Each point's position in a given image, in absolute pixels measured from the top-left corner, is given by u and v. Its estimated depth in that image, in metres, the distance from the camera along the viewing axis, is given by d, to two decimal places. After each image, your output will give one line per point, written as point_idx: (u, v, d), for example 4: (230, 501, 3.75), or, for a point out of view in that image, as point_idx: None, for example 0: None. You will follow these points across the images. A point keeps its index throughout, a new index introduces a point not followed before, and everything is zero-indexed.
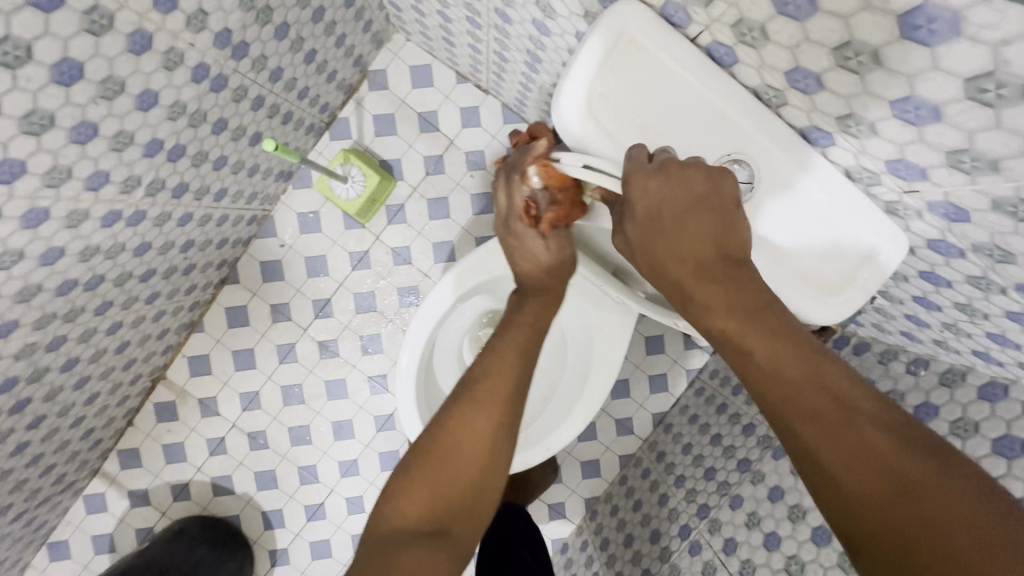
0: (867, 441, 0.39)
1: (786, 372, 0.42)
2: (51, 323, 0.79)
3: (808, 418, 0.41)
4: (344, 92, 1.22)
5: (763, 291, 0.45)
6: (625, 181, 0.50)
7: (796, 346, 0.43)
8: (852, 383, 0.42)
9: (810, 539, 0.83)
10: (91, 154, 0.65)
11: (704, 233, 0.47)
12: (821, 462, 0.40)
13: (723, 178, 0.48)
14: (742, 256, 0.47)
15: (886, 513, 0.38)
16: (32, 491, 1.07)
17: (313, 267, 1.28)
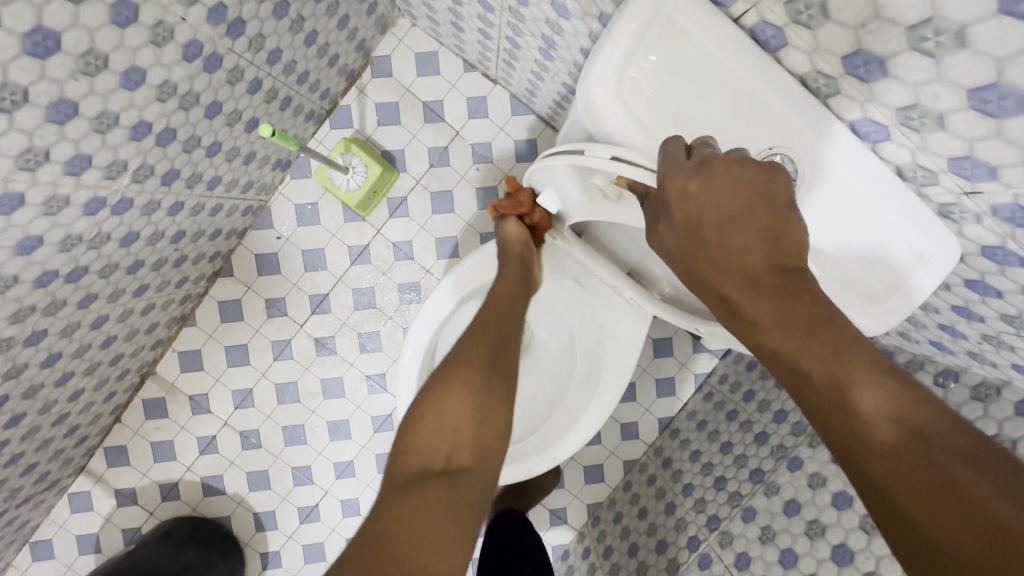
0: (935, 460, 0.34)
1: (848, 395, 0.38)
2: (30, 316, 0.74)
3: (873, 447, 0.36)
4: (346, 78, 1.16)
5: (822, 305, 0.41)
6: (661, 183, 0.46)
7: (862, 366, 0.38)
8: (932, 412, 0.36)
9: (830, 558, 0.79)
10: (71, 135, 0.60)
11: (754, 243, 0.43)
12: (891, 499, 0.34)
13: (774, 175, 0.42)
14: (796, 266, 0.43)
15: (977, 562, 0.31)
16: (12, 491, 1.02)
17: (310, 261, 1.22)
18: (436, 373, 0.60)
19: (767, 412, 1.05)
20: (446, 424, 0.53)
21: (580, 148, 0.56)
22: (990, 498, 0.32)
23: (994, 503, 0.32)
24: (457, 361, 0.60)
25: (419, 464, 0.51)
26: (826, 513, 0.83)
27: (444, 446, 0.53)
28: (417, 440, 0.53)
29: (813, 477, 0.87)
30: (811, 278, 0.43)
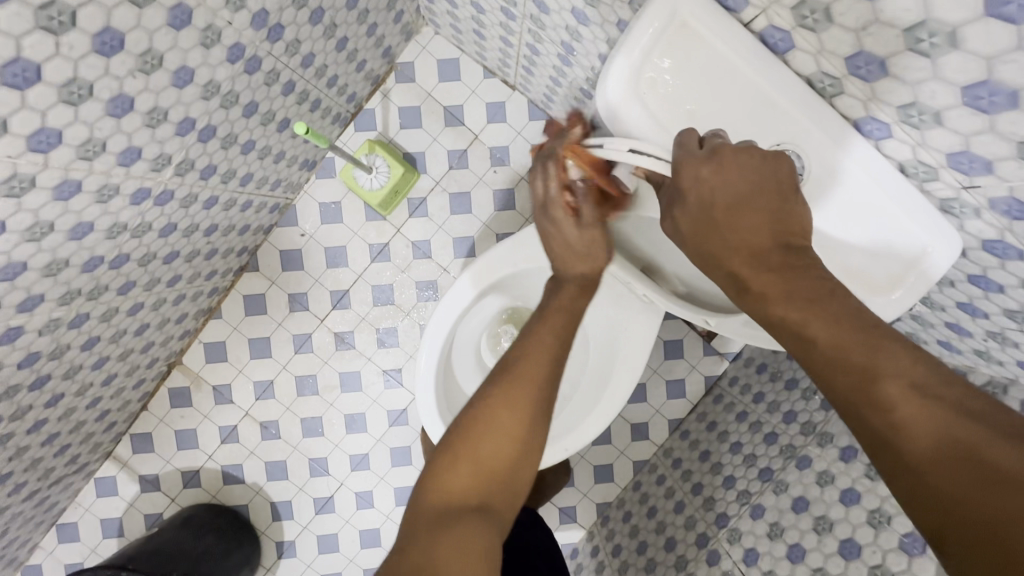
0: (939, 417, 0.38)
1: (854, 361, 0.41)
2: (75, 300, 0.79)
3: (880, 408, 0.39)
4: (371, 83, 1.21)
5: (826, 278, 0.44)
6: (676, 169, 0.49)
7: (864, 333, 0.41)
8: (929, 369, 0.40)
9: (837, 552, 0.80)
10: (125, 129, 0.65)
11: (763, 223, 0.46)
12: (896, 452, 0.39)
13: (778, 164, 0.46)
14: (802, 244, 0.46)
15: (976, 502, 0.35)
16: (46, 470, 1.06)
17: (332, 258, 1.27)
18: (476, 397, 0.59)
19: (777, 413, 1.06)
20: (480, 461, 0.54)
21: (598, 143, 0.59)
22: (985, 449, 0.36)
23: (990, 450, 0.36)
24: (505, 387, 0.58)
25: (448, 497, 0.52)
26: (834, 509, 0.84)
27: (472, 486, 0.53)
28: (452, 470, 0.54)
29: (821, 475, 0.89)
30: (814, 257, 0.46)
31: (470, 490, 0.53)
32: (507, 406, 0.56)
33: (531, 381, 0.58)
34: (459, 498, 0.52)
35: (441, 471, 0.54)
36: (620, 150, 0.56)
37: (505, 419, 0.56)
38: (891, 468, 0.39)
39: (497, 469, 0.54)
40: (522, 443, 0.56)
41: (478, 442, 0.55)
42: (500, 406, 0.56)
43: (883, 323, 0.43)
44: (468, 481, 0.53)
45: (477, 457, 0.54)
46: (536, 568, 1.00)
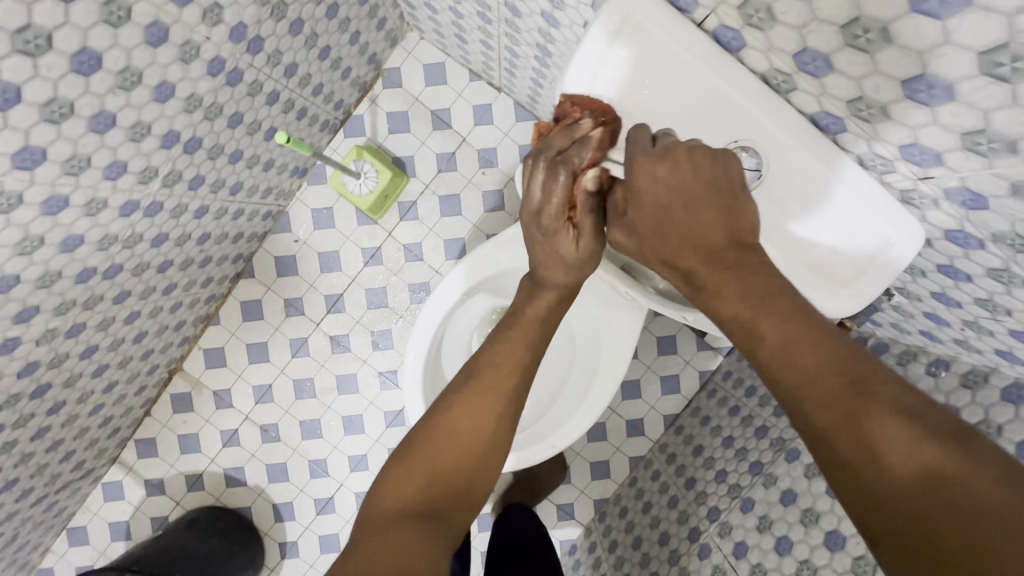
0: (873, 413, 0.39)
1: (800, 358, 0.42)
2: (71, 310, 0.82)
3: (823, 405, 0.40)
4: (358, 90, 1.23)
5: (776, 276, 0.45)
6: (632, 167, 0.48)
7: (811, 332, 0.42)
8: (869, 366, 0.41)
9: (823, 544, 0.80)
10: (109, 144, 0.67)
11: (717, 220, 0.46)
12: (836, 449, 0.40)
13: (728, 163, 0.46)
14: (753, 243, 0.46)
15: (910, 500, 0.36)
16: (52, 476, 1.09)
17: (326, 263, 1.29)
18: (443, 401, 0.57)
19: (768, 406, 1.07)
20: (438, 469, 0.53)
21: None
22: (913, 447, 0.37)
23: (923, 450, 0.37)
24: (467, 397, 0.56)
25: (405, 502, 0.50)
26: (820, 501, 0.84)
27: (429, 494, 0.51)
28: (407, 473, 0.52)
29: (809, 467, 0.89)
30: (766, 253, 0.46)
31: (422, 495, 0.51)
32: (469, 420, 0.55)
33: (497, 394, 0.57)
34: (416, 504, 0.50)
35: (393, 477, 0.52)
36: None
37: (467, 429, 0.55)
38: (831, 465, 0.40)
39: (454, 478, 0.53)
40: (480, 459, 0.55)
41: (434, 451, 0.53)
42: (460, 417, 0.55)
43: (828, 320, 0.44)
44: (418, 487, 0.51)
45: (436, 464, 0.53)
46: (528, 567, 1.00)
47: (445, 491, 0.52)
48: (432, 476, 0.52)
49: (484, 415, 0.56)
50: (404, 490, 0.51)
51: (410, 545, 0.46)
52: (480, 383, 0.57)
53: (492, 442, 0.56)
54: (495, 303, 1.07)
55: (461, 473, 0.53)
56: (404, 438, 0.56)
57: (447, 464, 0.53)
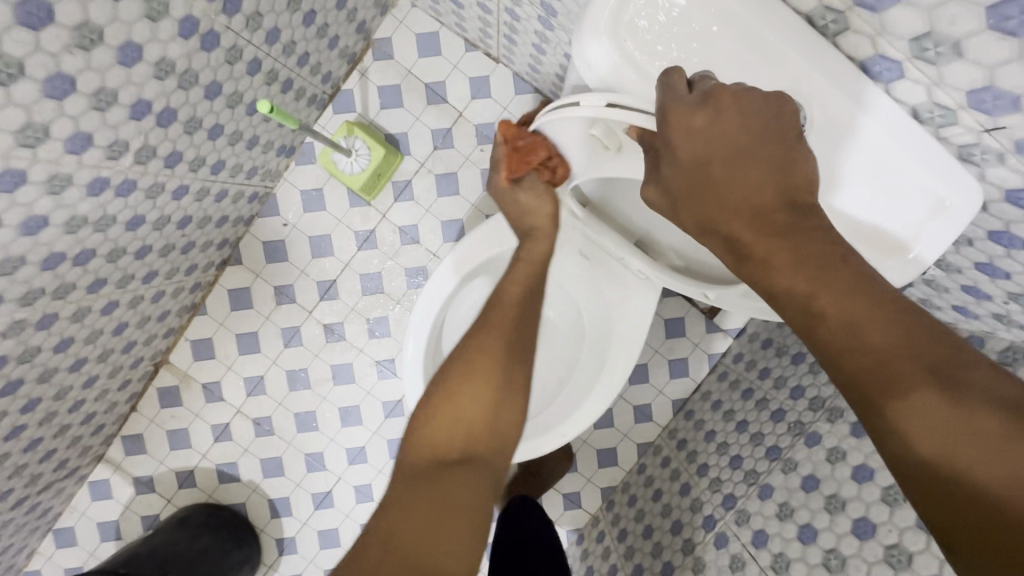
0: (949, 401, 0.36)
1: (868, 339, 0.38)
2: (39, 299, 0.75)
3: (895, 391, 0.37)
4: (347, 61, 1.16)
5: (838, 244, 0.41)
6: (666, 116, 0.44)
7: (878, 306, 0.38)
8: (944, 345, 0.38)
9: (850, 532, 0.76)
10: (69, 112, 0.60)
11: (766, 176, 0.41)
12: (908, 441, 0.37)
13: (785, 109, 0.42)
14: (808, 200, 0.42)
15: (991, 502, 0.33)
16: (32, 477, 1.04)
17: (317, 247, 1.23)
18: (456, 350, 0.60)
19: (784, 389, 1.02)
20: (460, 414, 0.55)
21: (573, 101, 0.57)
22: (990, 440, 0.34)
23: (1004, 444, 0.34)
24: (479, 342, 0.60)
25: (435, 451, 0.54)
26: (846, 487, 0.79)
27: (456, 440, 0.55)
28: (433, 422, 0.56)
29: (831, 452, 0.84)
30: (822, 214, 0.42)
31: (451, 441, 0.55)
32: (482, 360, 0.58)
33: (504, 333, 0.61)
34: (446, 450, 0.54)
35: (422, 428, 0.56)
36: (597, 104, 0.54)
37: (481, 373, 0.57)
38: (898, 456, 0.37)
39: (478, 423, 0.56)
40: (502, 398, 0.57)
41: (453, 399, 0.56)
42: (473, 361, 0.58)
43: (898, 292, 0.40)
44: (447, 434, 0.55)
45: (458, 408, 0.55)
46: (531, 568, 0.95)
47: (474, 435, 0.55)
48: (456, 421, 0.55)
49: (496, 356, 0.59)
50: (433, 440, 0.55)
51: (446, 485, 0.50)
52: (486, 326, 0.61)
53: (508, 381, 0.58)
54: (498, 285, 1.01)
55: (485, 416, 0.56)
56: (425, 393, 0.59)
57: (472, 411, 0.56)
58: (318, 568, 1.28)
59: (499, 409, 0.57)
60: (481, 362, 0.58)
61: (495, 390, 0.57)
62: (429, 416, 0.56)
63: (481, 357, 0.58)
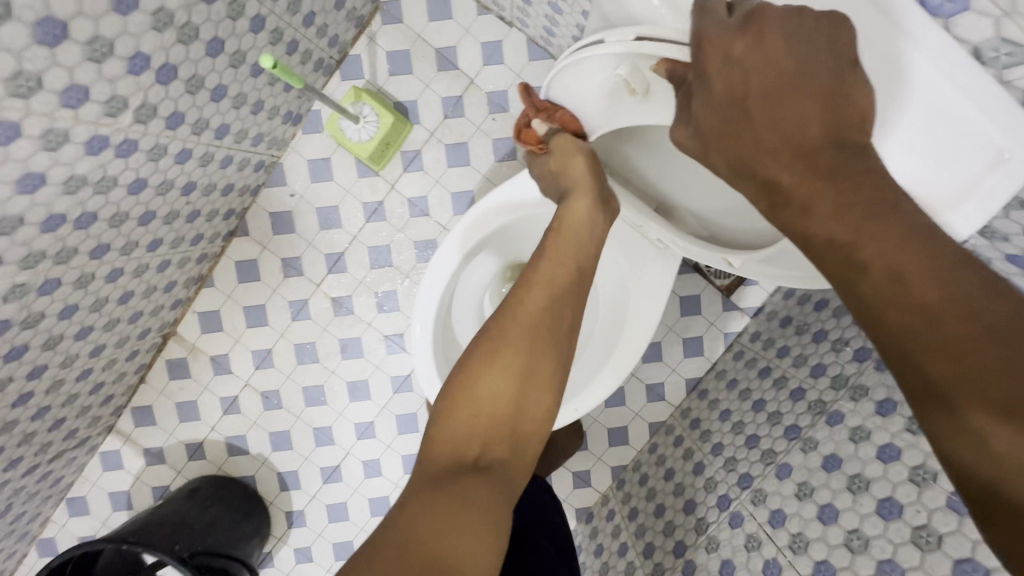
0: (1017, 359, 0.32)
1: (916, 293, 0.36)
2: (41, 263, 0.73)
3: (942, 350, 0.35)
4: (354, 26, 1.12)
5: (889, 189, 0.39)
6: (702, 43, 0.44)
7: (931, 258, 0.36)
8: (1009, 305, 0.34)
9: (875, 512, 0.73)
10: (63, 62, 0.58)
11: (811, 113, 0.40)
12: (958, 405, 0.34)
13: (838, 35, 0.40)
14: (858, 141, 0.40)
15: None
16: (43, 445, 1.04)
17: (325, 219, 1.20)
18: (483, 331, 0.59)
19: (804, 366, 0.98)
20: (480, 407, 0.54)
21: (598, 38, 0.57)
22: None
23: None
24: (506, 326, 0.58)
25: (453, 451, 0.52)
26: (870, 467, 0.76)
27: (477, 438, 0.53)
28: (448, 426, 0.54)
29: (855, 431, 0.80)
30: (872, 153, 0.40)
31: (470, 441, 0.53)
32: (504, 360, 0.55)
33: (535, 317, 0.58)
34: (466, 450, 0.52)
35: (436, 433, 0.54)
36: (625, 38, 0.54)
37: (502, 371, 0.55)
38: (939, 420, 0.35)
39: (500, 417, 0.54)
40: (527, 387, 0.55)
41: (473, 392, 0.54)
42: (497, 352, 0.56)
43: (953, 243, 0.37)
44: (469, 427, 0.53)
45: (479, 402, 0.54)
46: (539, 545, 0.93)
47: (494, 433, 0.54)
48: (475, 416, 0.54)
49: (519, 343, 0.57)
50: (449, 440, 0.53)
51: (469, 489, 0.48)
52: (512, 316, 0.58)
53: (531, 380, 0.56)
54: (509, 258, 0.99)
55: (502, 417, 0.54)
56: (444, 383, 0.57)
57: (493, 399, 0.54)
58: (326, 542, 1.28)
59: (522, 403, 0.55)
60: (506, 354, 0.56)
61: (519, 380, 0.55)
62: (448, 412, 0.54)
63: (506, 345, 0.56)
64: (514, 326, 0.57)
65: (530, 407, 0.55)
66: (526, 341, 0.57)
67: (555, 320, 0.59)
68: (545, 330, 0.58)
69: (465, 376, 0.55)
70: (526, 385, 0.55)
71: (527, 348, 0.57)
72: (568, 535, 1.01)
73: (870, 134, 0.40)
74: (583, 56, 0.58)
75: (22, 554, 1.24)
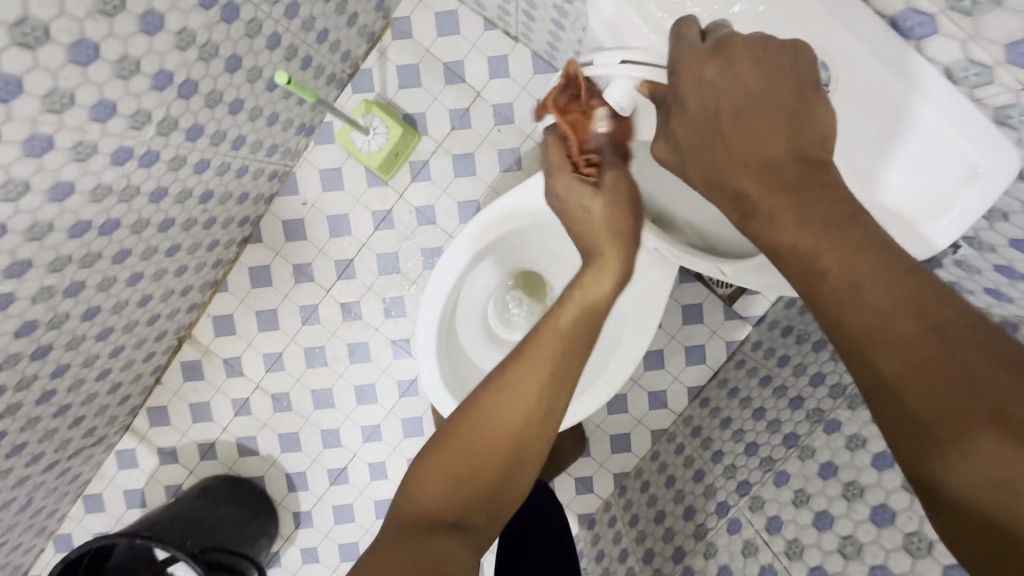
0: (957, 356, 0.35)
1: (869, 296, 0.38)
2: (67, 266, 0.77)
3: (894, 349, 0.37)
4: (366, 41, 1.16)
5: (847, 201, 0.41)
6: (676, 66, 0.47)
7: (884, 266, 0.38)
8: (952, 308, 0.37)
9: (868, 519, 0.74)
10: (94, 79, 0.62)
11: (776, 129, 0.43)
12: (905, 400, 0.36)
13: (800, 63, 0.43)
14: (820, 157, 0.43)
15: (991, 455, 0.33)
16: (63, 442, 1.08)
17: (335, 226, 1.24)
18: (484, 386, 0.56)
19: (804, 375, 1.00)
20: (464, 469, 0.52)
21: (590, 60, 0.61)
22: (1003, 398, 0.33)
23: (1009, 399, 0.33)
24: (508, 387, 0.54)
25: (429, 512, 0.50)
26: (865, 474, 0.77)
27: (455, 503, 0.51)
28: (430, 471, 0.52)
29: (851, 439, 0.81)
30: (833, 170, 0.42)
31: (449, 504, 0.51)
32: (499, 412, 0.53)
33: (540, 381, 0.55)
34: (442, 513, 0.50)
35: (417, 480, 0.52)
36: (612, 62, 0.58)
37: (494, 426, 0.53)
38: (889, 414, 0.37)
39: (482, 480, 0.52)
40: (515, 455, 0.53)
41: (460, 451, 0.52)
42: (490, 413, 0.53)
43: (905, 252, 0.40)
44: (449, 489, 0.51)
45: (462, 465, 0.52)
46: (540, 547, 0.95)
47: (474, 497, 0.52)
48: (457, 478, 0.52)
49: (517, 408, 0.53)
50: (427, 498, 0.51)
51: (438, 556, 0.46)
52: (518, 376, 0.55)
53: (523, 440, 0.53)
54: (512, 266, 1.02)
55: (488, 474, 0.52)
56: (434, 436, 0.55)
57: (477, 460, 0.52)
58: (333, 543, 1.30)
59: (507, 470, 0.53)
60: (500, 417, 0.53)
61: (508, 446, 0.53)
62: (429, 470, 0.52)
63: (500, 407, 0.53)
64: (515, 388, 0.54)
65: (515, 477, 0.53)
66: (524, 406, 0.54)
67: (558, 388, 0.55)
68: (547, 396, 0.55)
69: (454, 434, 0.53)
70: (514, 452, 0.53)
71: (523, 415, 0.53)
72: (569, 539, 1.02)
73: (832, 151, 0.43)
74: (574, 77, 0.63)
75: (40, 548, 1.28)
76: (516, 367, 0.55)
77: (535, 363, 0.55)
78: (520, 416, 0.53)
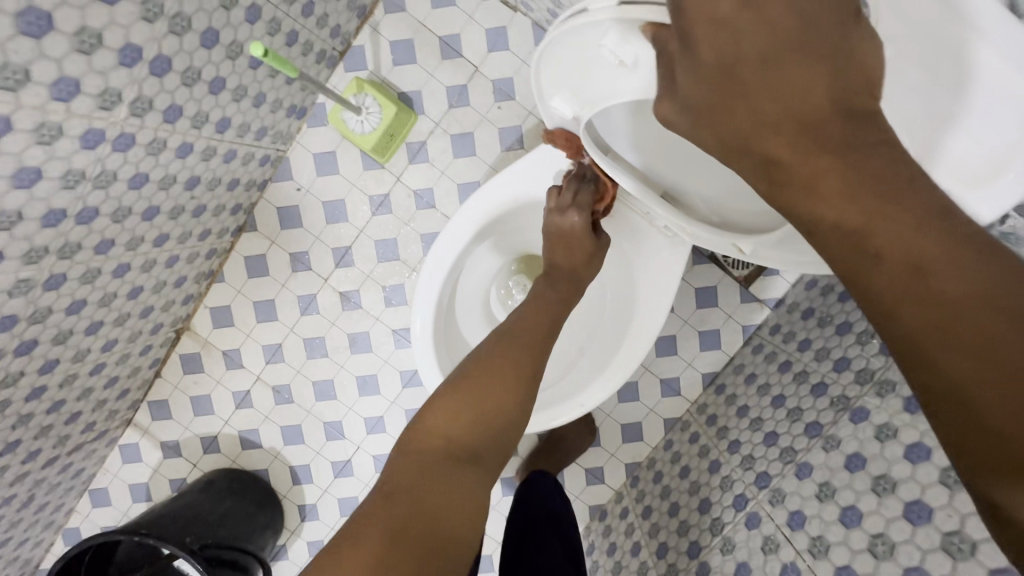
0: None
1: (936, 282, 0.33)
2: (44, 258, 0.74)
3: (964, 347, 0.32)
4: (357, 16, 1.10)
5: (904, 163, 0.36)
6: (683, 6, 0.40)
7: (950, 244, 0.34)
8: None
9: (901, 516, 0.67)
10: (49, 52, 0.58)
11: (816, 77, 0.37)
12: (977, 404, 0.32)
13: None
14: (865, 105, 0.37)
15: None
16: (60, 438, 1.06)
17: (331, 212, 1.19)
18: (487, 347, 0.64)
19: (827, 360, 0.93)
20: (482, 411, 0.57)
21: (581, 6, 0.53)
22: None
23: None
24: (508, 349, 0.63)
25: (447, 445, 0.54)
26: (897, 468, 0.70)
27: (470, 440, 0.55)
28: (451, 411, 0.56)
29: (880, 429, 0.74)
30: (882, 120, 0.37)
31: (465, 441, 0.55)
32: (505, 360, 0.62)
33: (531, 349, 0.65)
34: (460, 448, 0.54)
35: (438, 414, 0.56)
36: (607, 6, 0.51)
37: (504, 382, 0.60)
38: (949, 419, 0.33)
39: (492, 426, 0.57)
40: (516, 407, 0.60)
41: (478, 397, 0.58)
42: (497, 368, 0.61)
43: (972, 226, 0.35)
44: (466, 429, 0.56)
45: (478, 407, 0.57)
46: (547, 543, 0.90)
47: (484, 441, 0.56)
48: (474, 420, 0.56)
49: (517, 368, 0.62)
50: (444, 435, 0.55)
51: (455, 487, 0.50)
52: (513, 342, 0.65)
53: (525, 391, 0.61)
54: (515, 250, 0.97)
55: (503, 419, 0.58)
56: (447, 382, 0.60)
57: (489, 406, 0.58)
58: None
59: (512, 420, 0.59)
60: (506, 374, 0.61)
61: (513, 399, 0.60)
62: (449, 410, 0.56)
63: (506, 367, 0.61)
64: (514, 351, 0.63)
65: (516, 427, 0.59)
66: (523, 366, 0.62)
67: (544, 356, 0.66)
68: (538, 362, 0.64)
69: (470, 380, 0.59)
70: (516, 405, 0.60)
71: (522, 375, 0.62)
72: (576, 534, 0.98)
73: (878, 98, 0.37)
74: (565, 28, 0.55)
75: (49, 542, 1.28)
76: (511, 336, 0.66)
77: (526, 335, 0.66)
78: (520, 373, 0.61)
